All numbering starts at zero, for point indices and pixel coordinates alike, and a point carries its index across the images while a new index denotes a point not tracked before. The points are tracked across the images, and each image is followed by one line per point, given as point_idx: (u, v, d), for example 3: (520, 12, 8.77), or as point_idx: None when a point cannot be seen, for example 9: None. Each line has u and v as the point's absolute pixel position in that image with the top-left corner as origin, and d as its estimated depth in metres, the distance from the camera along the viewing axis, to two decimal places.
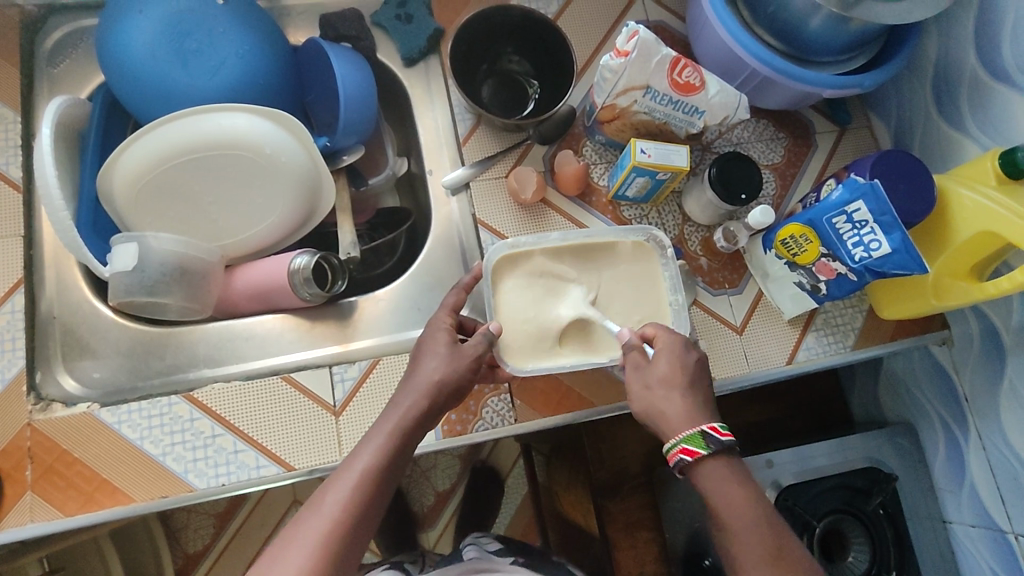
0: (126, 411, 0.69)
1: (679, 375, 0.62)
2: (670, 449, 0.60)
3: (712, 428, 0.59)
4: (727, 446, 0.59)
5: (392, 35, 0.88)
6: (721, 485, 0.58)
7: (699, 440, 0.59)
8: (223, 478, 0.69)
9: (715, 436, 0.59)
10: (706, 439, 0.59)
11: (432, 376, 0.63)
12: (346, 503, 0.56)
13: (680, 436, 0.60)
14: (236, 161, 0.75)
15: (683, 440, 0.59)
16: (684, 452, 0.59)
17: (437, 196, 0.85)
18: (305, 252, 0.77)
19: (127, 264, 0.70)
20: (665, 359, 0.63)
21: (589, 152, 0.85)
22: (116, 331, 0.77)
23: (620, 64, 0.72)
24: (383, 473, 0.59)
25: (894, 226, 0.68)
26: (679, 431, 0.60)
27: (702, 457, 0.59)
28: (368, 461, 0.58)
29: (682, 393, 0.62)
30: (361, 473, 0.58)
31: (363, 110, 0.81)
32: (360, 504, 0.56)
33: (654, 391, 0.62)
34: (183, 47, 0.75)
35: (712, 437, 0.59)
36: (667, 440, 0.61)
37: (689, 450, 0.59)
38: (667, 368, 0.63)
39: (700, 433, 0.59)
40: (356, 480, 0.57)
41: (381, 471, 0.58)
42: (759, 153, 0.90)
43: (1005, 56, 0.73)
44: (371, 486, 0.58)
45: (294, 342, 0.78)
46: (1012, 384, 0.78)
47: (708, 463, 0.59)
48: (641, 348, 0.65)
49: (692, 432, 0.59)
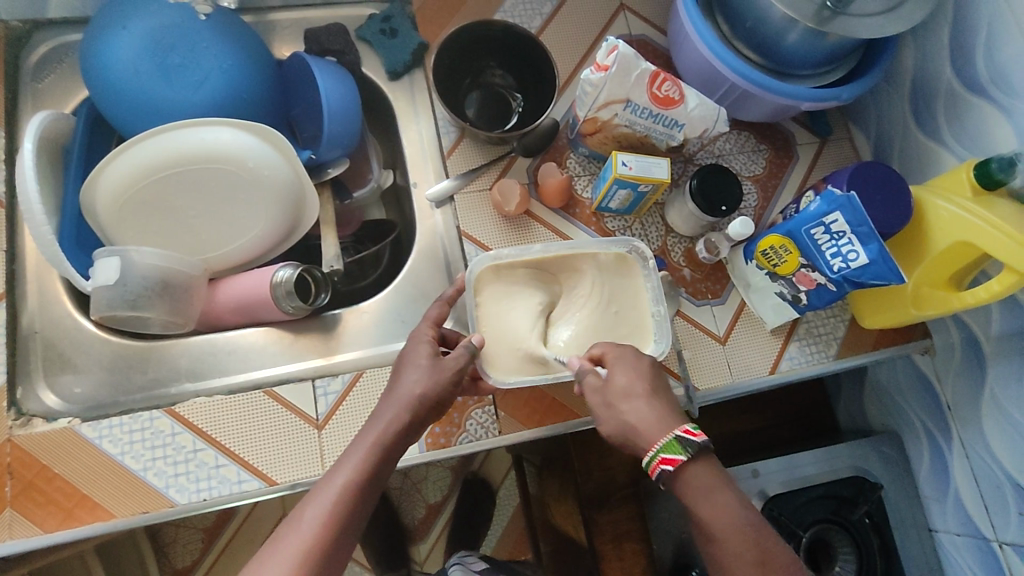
0: (108, 426, 0.69)
1: (660, 385, 0.62)
2: (649, 463, 0.59)
3: (686, 431, 0.59)
4: (703, 446, 0.59)
5: (377, 48, 0.88)
6: (702, 493, 0.58)
7: (675, 445, 0.58)
8: (205, 492, 0.68)
9: (691, 439, 0.58)
10: (682, 443, 0.58)
11: (413, 389, 0.64)
12: (326, 518, 0.56)
13: (656, 447, 0.59)
14: (220, 175, 0.76)
15: (660, 450, 0.59)
16: (663, 462, 0.58)
17: (421, 209, 0.85)
18: (287, 265, 0.77)
19: (109, 278, 0.70)
20: (648, 366, 0.64)
21: (572, 165, 0.85)
22: (98, 345, 0.76)
23: (600, 78, 0.73)
24: (364, 487, 0.59)
25: (871, 237, 0.68)
26: (655, 440, 0.59)
27: (681, 463, 0.58)
28: (349, 475, 0.59)
29: (667, 402, 0.62)
30: (342, 487, 0.58)
31: (347, 123, 0.81)
32: (341, 519, 0.56)
33: (616, 407, 0.62)
34: (166, 62, 0.76)
35: (687, 438, 0.59)
36: (645, 454, 0.60)
37: (668, 458, 0.58)
38: (648, 378, 0.63)
39: (675, 438, 0.59)
40: (336, 494, 0.57)
41: (362, 486, 0.58)
42: (740, 165, 0.91)
43: (979, 69, 0.75)
44: (352, 500, 0.58)
45: (278, 355, 0.78)
46: (993, 392, 0.79)
47: (692, 473, 0.59)
48: (595, 370, 0.65)
49: (668, 439, 0.59)
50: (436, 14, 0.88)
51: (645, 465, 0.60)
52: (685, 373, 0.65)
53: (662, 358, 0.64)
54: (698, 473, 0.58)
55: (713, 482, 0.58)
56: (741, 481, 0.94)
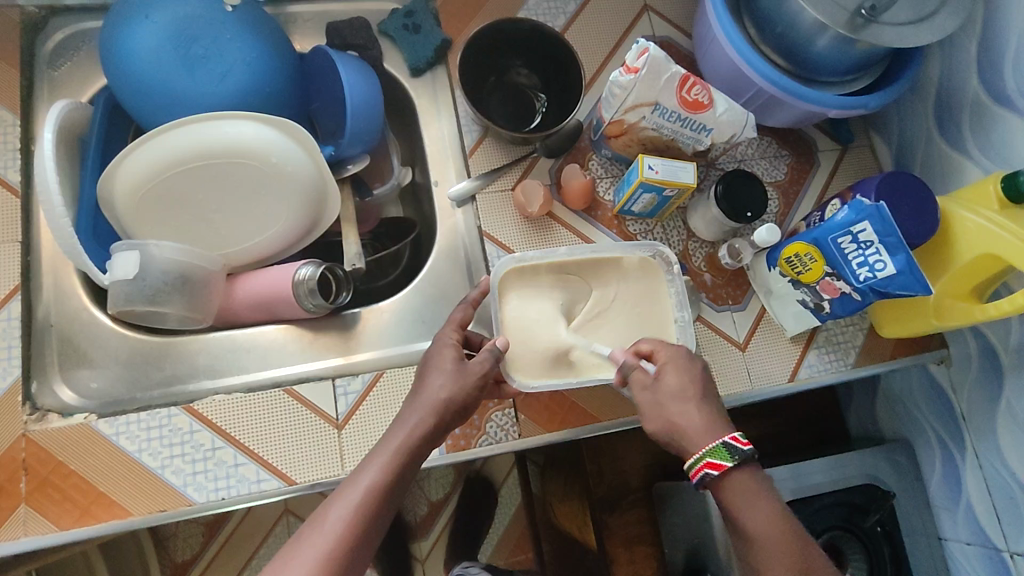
0: (125, 423, 0.68)
1: (691, 396, 0.63)
2: (694, 465, 0.60)
3: (734, 439, 0.60)
4: (750, 455, 0.59)
5: (399, 44, 0.87)
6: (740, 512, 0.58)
7: (725, 452, 0.59)
8: (223, 491, 0.67)
9: (738, 446, 0.59)
10: (730, 450, 0.59)
11: (438, 394, 0.63)
12: (349, 519, 0.56)
13: (704, 451, 0.60)
14: (242, 171, 0.74)
15: (707, 454, 0.59)
16: (709, 466, 0.59)
17: (442, 208, 0.84)
18: (309, 263, 0.76)
19: (128, 272, 0.69)
20: (678, 374, 0.64)
21: (595, 166, 0.84)
22: (115, 339, 0.75)
23: (629, 81, 0.72)
24: (389, 489, 0.59)
25: (899, 247, 0.69)
26: (703, 444, 0.60)
27: (727, 470, 0.59)
28: (374, 477, 0.58)
29: (698, 410, 0.62)
30: (366, 488, 0.58)
31: (370, 121, 0.80)
32: (365, 519, 0.56)
33: (662, 412, 0.63)
34: (189, 53, 0.74)
35: (738, 448, 0.59)
36: (690, 456, 0.61)
37: (714, 463, 0.59)
38: (676, 387, 0.63)
39: (724, 446, 0.59)
40: (362, 495, 0.57)
41: (387, 487, 0.58)
42: (762, 170, 0.90)
43: (1007, 82, 0.74)
44: (375, 503, 0.57)
45: (296, 354, 0.77)
46: (1010, 405, 0.79)
47: (724, 481, 0.59)
48: (642, 365, 0.65)
49: (715, 445, 0.59)
50: (460, 11, 0.87)
51: (689, 466, 0.61)
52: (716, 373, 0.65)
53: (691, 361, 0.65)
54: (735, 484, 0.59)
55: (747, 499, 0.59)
56: None
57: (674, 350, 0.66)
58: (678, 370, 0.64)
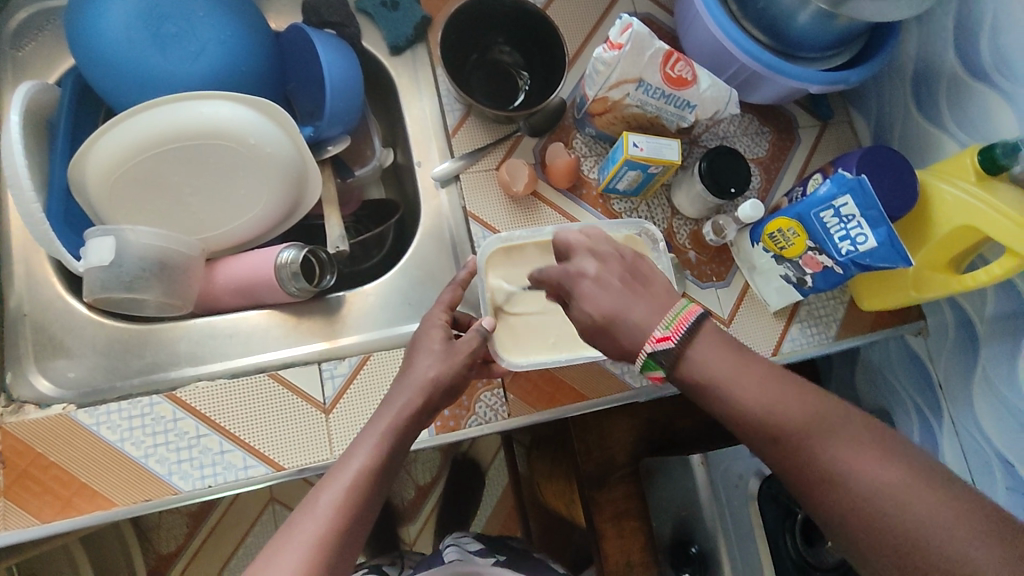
0: (105, 412, 0.66)
1: None
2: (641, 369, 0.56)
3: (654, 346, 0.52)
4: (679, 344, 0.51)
5: (378, 22, 0.85)
6: (727, 391, 0.51)
7: (651, 363, 0.53)
8: (210, 479, 0.66)
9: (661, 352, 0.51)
10: (654, 360, 0.52)
11: (427, 374, 0.63)
12: (341, 504, 0.55)
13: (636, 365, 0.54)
14: (219, 152, 0.72)
15: (641, 368, 0.54)
16: (652, 374, 0.54)
17: (425, 188, 0.83)
18: (291, 246, 0.74)
19: (104, 258, 0.67)
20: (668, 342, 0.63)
21: (579, 144, 0.84)
22: (91, 328, 0.73)
23: (613, 57, 0.72)
24: (379, 472, 0.58)
25: (880, 221, 0.70)
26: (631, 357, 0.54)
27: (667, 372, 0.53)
28: (365, 461, 0.58)
29: None
30: (357, 472, 0.57)
31: (349, 100, 0.78)
32: (357, 503, 0.56)
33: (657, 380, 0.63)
34: (161, 32, 0.72)
35: (660, 348, 0.52)
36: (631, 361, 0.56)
37: (654, 373, 0.54)
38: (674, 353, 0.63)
39: (648, 357, 0.52)
40: (353, 479, 0.57)
41: (378, 471, 0.58)
42: (744, 147, 0.91)
43: (983, 55, 0.75)
44: (367, 486, 0.57)
45: (280, 339, 0.75)
46: (985, 372, 0.82)
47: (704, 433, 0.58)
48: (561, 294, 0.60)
49: (640, 361, 0.53)
50: None
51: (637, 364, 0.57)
52: None
53: None
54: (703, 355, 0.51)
55: (727, 371, 0.51)
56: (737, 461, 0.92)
57: (566, 272, 0.57)
58: (591, 286, 0.55)
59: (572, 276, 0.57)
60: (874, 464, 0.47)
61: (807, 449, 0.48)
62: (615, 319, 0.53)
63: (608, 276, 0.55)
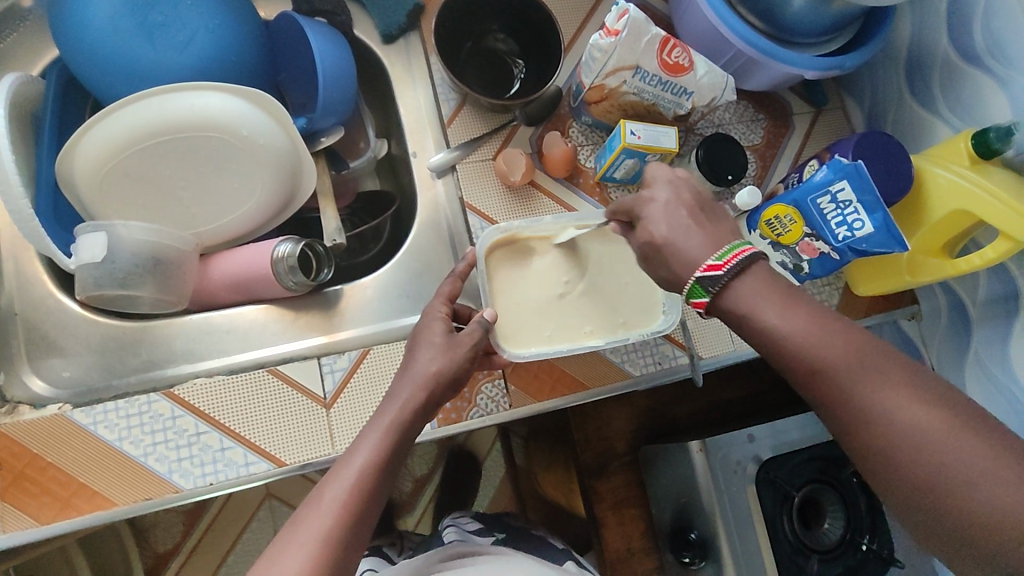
0: (102, 411, 0.65)
1: None
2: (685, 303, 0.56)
3: (705, 270, 0.53)
4: (731, 271, 0.52)
5: (370, 10, 0.84)
6: (770, 327, 0.51)
7: (699, 289, 0.53)
8: (211, 476, 0.66)
9: (711, 277, 0.52)
10: (704, 286, 0.53)
11: (429, 367, 0.62)
12: (344, 500, 0.55)
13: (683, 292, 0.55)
14: (212, 144, 0.71)
15: (688, 296, 0.54)
16: (696, 305, 0.54)
17: (421, 179, 0.83)
18: (288, 240, 0.73)
19: (96, 255, 0.65)
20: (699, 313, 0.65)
21: (575, 133, 0.83)
22: (85, 326, 0.72)
23: (610, 43, 0.71)
24: (383, 468, 0.58)
25: (877, 206, 0.70)
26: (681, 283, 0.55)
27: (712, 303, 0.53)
28: (368, 456, 0.57)
29: None
30: (361, 468, 0.57)
31: (343, 91, 0.77)
32: (363, 498, 0.55)
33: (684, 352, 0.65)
34: (148, 21, 0.70)
35: (708, 277, 0.53)
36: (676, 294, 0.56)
37: (698, 302, 0.54)
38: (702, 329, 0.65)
39: (698, 282, 0.53)
40: (356, 475, 0.56)
41: (382, 467, 0.57)
42: (739, 134, 0.91)
43: (976, 39, 0.76)
44: (371, 482, 0.56)
45: (278, 334, 0.75)
46: (978, 355, 0.83)
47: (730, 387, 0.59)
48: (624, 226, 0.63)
49: (690, 285, 0.54)
50: None
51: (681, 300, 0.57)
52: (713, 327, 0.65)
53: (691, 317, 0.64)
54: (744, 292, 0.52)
55: (773, 307, 0.51)
56: (735, 447, 0.92)
57: (639, 196, 0.59)
58: (657, 210, 0.57)
59: (642, 201, 0.59)
60: (908, 404, 0.46)
61: (849, 388, 0.48)
62: (670, 243, 0.55)
63: (676, 204, 0.57)
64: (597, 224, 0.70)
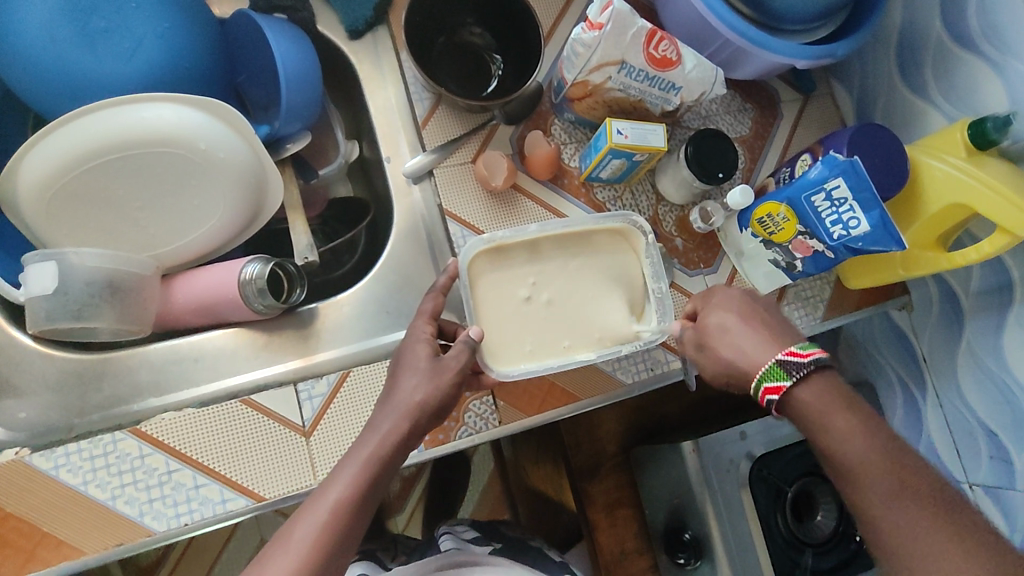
0: (64, 455, 0.61)
1: None
2: (755, 393, 0.59)
3: (789, 355, 0.57)
4: (813, 363, 0.57)
5: (333, 4, 0.78)
6: (835, 440, 0.55)
7: (779, 371, 0.57)
8: (186, 517, 0.62)
9: (794, 362, 0.57)
10: (785, 368, 0.57)
11: (412, 396, 0.59)
12: (315, 539, 0.51)
13: (760, 376, 0.58)
14: (168, 161, 0.65)
15: (765, 379, 0.58)
16: (769, 391, 0.58)
17: (397, 185, 0.78)
18: (256, 260, 0.69)
19: (46, 288, 0.60)
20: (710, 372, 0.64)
21: (558, 131, 0.79)
22: (40, 362, 0.67)
23: (593, 38, 0.67)
24: (360, 502, 0.54)
25: (873, 203, 0.67)
26: (757, 369, 0.59)
27: (787, 390, 0.57)
28: (343, 491, 0.54)
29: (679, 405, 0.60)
30: (334, 503, 0.53)
31: (308, 94, 0.72)
32: (332, 539, 0.52)
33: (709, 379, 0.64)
34: (89, 27, 0.64)
35: (792, 361, 0.57)
36: (750, 383, 0.60)
37: (773, 386, 0.57)
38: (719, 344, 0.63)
39: (779, 364, 0.58)
40: (329, 510, 0.53)
41: (357, 501, 0.54)
42: (727, 126, 0.87)
43: (971, 23, 0.72)
44: (346, 517, 0.53)
45: (250, 359, 0.70)
46: (970, 346, 0.82)
47: (794, 400, 0.57)
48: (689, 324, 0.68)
49: (770, 365, 0.58)
50: None
51: (751, 393, 0.60)
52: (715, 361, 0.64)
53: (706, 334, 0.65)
54: (815, 398, 0.56)
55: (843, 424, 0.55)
56: (728, 445, 0.91)
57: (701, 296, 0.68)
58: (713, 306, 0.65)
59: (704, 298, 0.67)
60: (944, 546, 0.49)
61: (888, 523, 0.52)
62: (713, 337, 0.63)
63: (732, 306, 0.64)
64: (619, 224, 0.72)
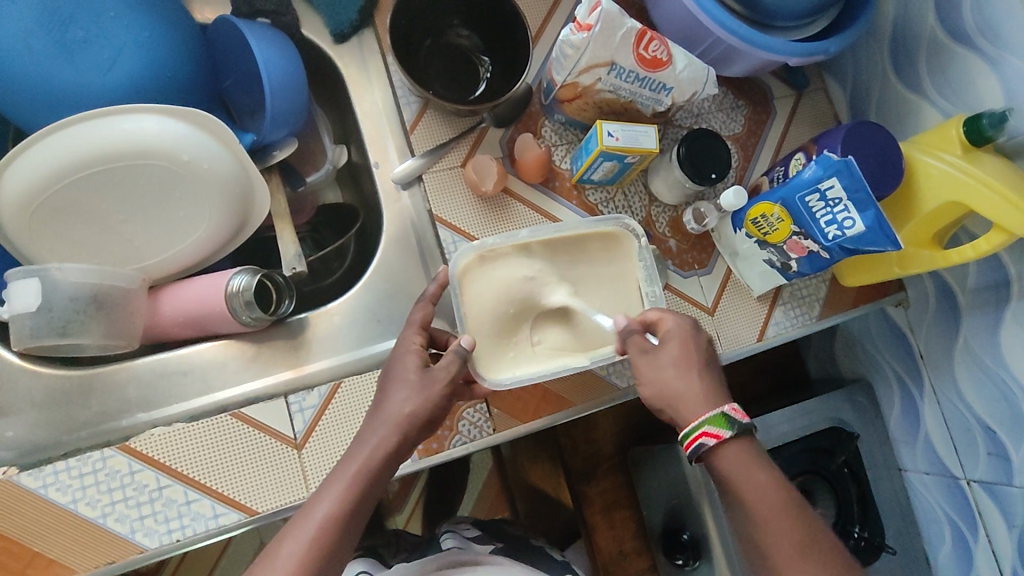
0: (52, 473, 0.60)
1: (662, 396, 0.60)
2: (689, 434, 0.58)
3: (733, 410, 0.58)
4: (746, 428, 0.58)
5: (318, 7, 0.77)
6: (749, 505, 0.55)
7: (722, 419, 0.58)
8: (177, 533, 0.61)
9: (738, 417, 0.58)
10: (728, 419, 0.58)
11: (402, 409, 0.58)
12: (302, 559, 0.50)
13: (702, 419, 0.58)
14: (151, 173, 0.64)
15: (706, 422, 0.58)
16: (706, 434, 0.58)
17: (386, 191, 0.77)
18: (243, 271, 0.68)
19: (30, 305, 0.59)
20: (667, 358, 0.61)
21: (548, 133, 0.78)
22: (26, 380, 0.66)
23: (582, 39, 0.66)
24: (348, 519, 0.53)
25: (868, 203, 0.66)
26: (699, 414, 0.59)
27: (724, 439, 0.57)
28: (330, 508, 0.53)
29: (696, 375, 0.60)
30: (321, 521, 0.52)
31: (294, 99, 0.71)
32: (321, 555, 0.51)
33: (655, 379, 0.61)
34: (65, 37, 0.62)
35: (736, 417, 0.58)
36: (684, 425, 0.59)
37: (712, 432, 0.58)
38: (676, 357, 0.61)
39: (723, 414, 0.58)
40: (316, 528, 0.52)
41: (345, 518, 0.53)
42: (719, 124, 0.86)
43: (966, 17, 0.71)
44: (332, 535, 0.52)
45: (239, 372, 0.70)
46: (966, 343, 0.81)
47: (727, 447, 0.58)
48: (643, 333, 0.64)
49: (715, 412, 0.58)
50: None
51: (683, 434, 0.59)
52: (712, 347, 0.63)
53: (688, 336, 0.62)
54: (734, 460, 0.57)
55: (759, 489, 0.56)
56: None
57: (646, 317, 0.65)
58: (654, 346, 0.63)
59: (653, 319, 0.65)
60: None
61: None
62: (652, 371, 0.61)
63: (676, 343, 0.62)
64: (613, 227, 0.71)
